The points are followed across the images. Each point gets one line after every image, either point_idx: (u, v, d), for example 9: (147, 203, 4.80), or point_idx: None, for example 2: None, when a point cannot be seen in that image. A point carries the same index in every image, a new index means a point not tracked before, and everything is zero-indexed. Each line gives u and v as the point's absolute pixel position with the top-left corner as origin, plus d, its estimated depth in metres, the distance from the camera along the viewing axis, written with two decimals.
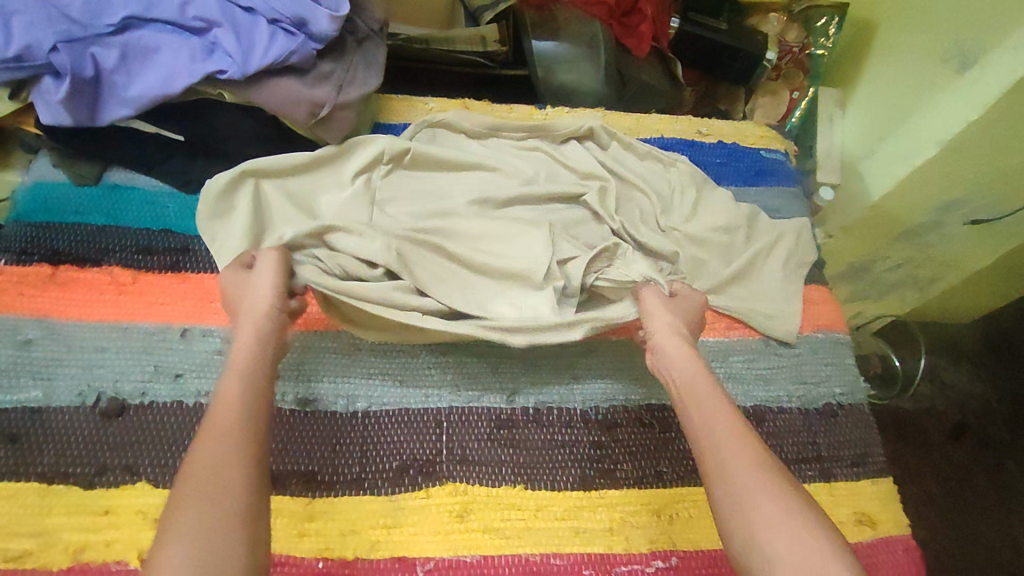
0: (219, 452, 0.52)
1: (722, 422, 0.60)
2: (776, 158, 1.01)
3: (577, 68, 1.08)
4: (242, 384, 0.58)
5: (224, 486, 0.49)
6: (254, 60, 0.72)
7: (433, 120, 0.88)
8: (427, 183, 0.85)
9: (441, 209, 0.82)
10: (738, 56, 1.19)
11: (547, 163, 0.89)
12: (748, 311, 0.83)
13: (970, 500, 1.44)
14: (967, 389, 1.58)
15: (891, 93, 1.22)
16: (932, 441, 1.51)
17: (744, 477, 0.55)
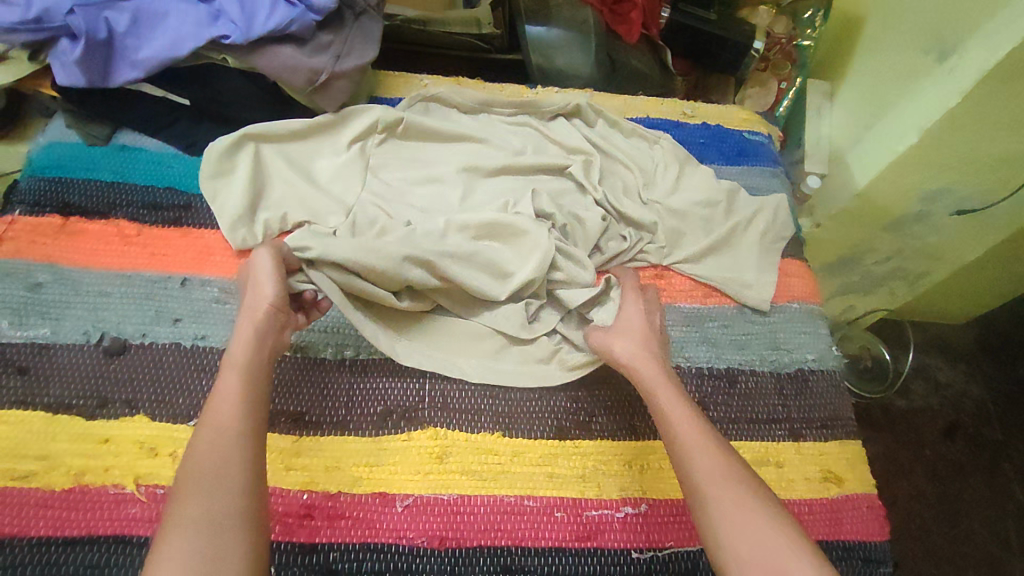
0: (219, 450, 0.54)
1: (687, 433, 0.63)
2: (758, 140, 1.06)
3: (568, 52, 1.13)
4: (241, 378, 0.60)
5: (225, 483, 0.52)
6: (256, 27, 0.77)
7: (428, 94, 0.93)
8: (420, 153, 0.89)
9: (433, 177, 0.86)
10: (726, 46, 1.23)
11: (535, 138, 0.94)
12: (723, 279, 0.87)
13: (953, 490, 1.47)
14: (956, 385, 1.60)
15: (876, 85, 1.26)
16: (924, 438, 1.53)
17: (710, 485, 0.59)
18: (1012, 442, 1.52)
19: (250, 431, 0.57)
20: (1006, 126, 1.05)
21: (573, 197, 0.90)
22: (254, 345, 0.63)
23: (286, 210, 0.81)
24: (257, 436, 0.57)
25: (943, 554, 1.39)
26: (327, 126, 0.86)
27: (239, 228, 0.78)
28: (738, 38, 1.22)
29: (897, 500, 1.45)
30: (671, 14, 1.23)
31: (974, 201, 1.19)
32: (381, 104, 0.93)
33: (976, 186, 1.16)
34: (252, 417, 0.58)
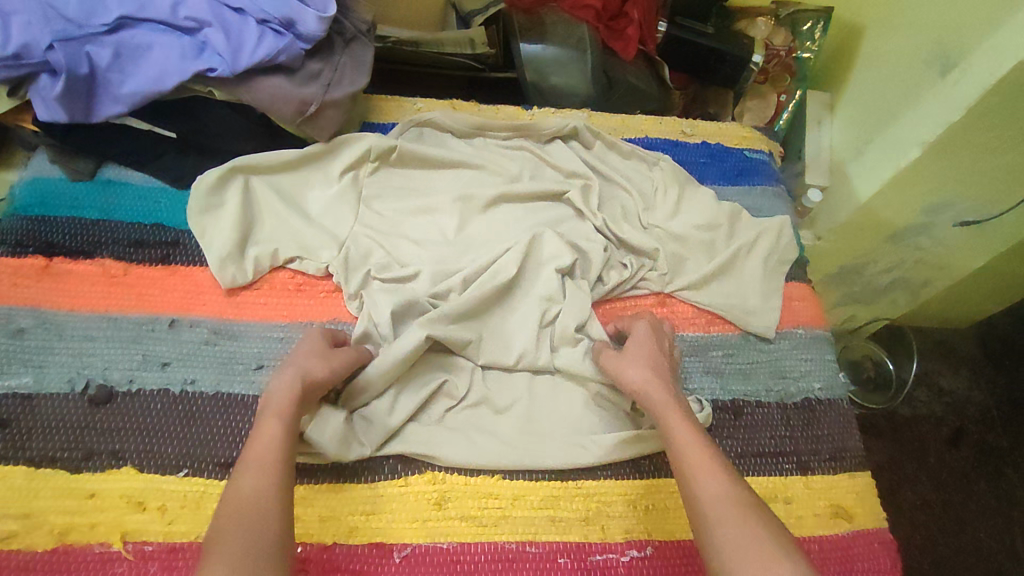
0: (260, 493, 0.53)
1: (694, 453, 0.61)
2: (760, 158, 1.04)
3: (565, 70, 1.11)
4: (282, 424, 0.59)
5: (261, 526, 0.51)
6: (242, 59, 0.75)
7: (420, 119, 0.91)
8: (414, 182, 0.87)
9: (429, 209, 0.84)
10: (724, 59, 1.21)
11: (532, 163, 0.92)
12: (727, 307, 0.85)
13: (961, 503, 1.44)
14: (962, 394, 1.58)
15: (877, 97, 1.24)
16: (930, 448, 1.50)
17: (716, 505, 0.56)
18: (1019, 451, 1.50)
19: (286, 477, 0.56)
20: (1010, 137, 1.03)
21: (571, 224, 0.88)
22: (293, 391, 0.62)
23: (277, 245, 0.78)
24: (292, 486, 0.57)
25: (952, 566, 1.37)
26: (319, 158, 0.85)
27: (229, 266, 0.76)
28: (735, 51, 1.20)
29: (906, 513, 1.43)
30: (667, 28, 1.20)
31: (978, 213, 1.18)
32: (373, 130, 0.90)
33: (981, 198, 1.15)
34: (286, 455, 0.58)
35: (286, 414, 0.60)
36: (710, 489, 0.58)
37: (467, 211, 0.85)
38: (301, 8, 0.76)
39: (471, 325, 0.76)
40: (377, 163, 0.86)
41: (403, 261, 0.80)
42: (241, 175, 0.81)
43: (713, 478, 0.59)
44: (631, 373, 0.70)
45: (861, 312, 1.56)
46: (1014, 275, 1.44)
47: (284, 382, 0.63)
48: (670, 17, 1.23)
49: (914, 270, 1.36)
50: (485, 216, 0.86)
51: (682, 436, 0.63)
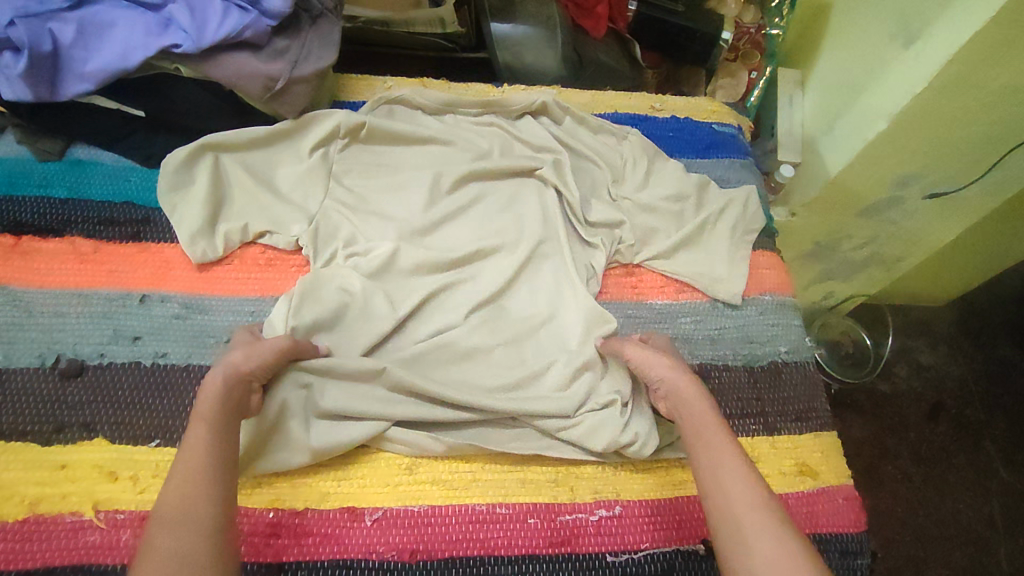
0: (193, 504, 0.50)
1: (727, 460, 0.59)
2: (728, 132, 1.05)
3: (537, 49, 1.12)
4: (210, 429, 0.56)
5: (193, 535, 0.48)
6: (208, 34, 0.75)
7: (391, 95, 0.92)
8: (386, 158, 0.88)
9: (399, 185, 0.85)
10: (694, 37, 1.22)
11: (502, 139, 0.92)
12: (695, 275, 0.86)
13: (938, 473, 1.48)
14: (939, 367, 1.61)
15: (844, 73, 1.26)
16: (909, 421, 1.53)
17: (745, 513, 0.54)
18: (994, 423, 1.54)
19: (221, 481, 0.53)
20: (972, 107, 1.05)
21: (543, 195, 0.88)
22: (219, 394, 0.58)
23: (247, 220, 0.79)
24: (226, 492, 0.53)
25: (929, 533, 1.41)
26: (286, 136, 0.85)
27: (199, 241, 0.76)
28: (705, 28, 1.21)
29: (885, 486, 1.46)
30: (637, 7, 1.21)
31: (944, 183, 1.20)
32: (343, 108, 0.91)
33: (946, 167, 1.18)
34: (226, 467, 0.54)
35: (212, 415, 0.56)
36: (742, 500, 0.55)
37: (437, 189, 0.85)
38: None
39: (444, 308, 0.78)
40: (347, 139, 0.87)
41: (370, 237, 0.80)
42: (210, 152, 0.82)
43: (745, 489, 0.56)
44: (657, 373, 0.69)
45: (837, 288, 1.58)
46: (983, 247, 1.47)
47: (208, 383, 0.59)
48: None
49: (886, 243, 1.39)
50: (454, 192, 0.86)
51: (713, 443, 0.61)
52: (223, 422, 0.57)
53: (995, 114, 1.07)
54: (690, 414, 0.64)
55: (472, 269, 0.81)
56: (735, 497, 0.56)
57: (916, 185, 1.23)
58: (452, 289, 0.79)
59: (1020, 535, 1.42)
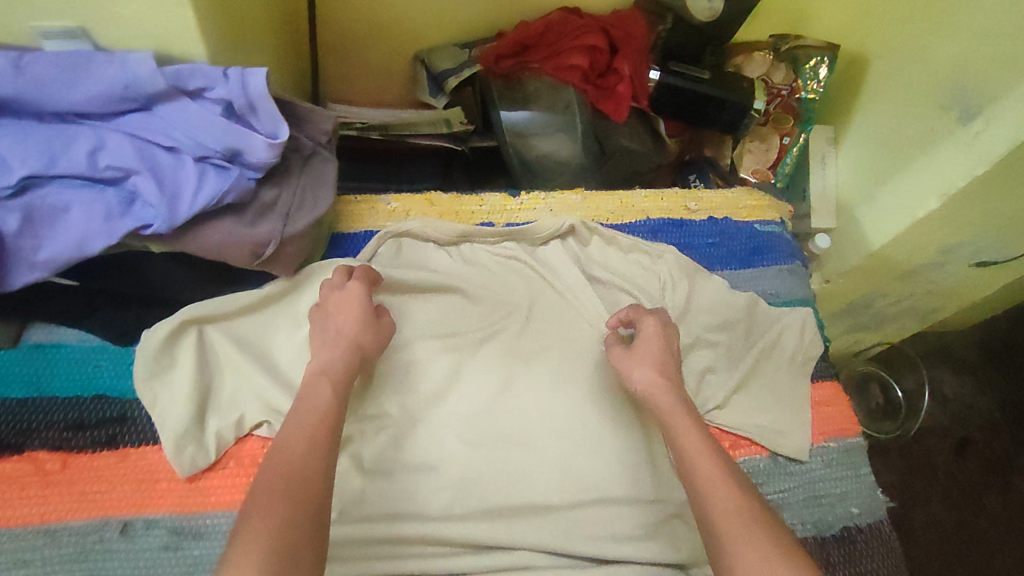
0: (280, 509, 0.50)
1: (705, 465, 0.60)
2: (773, 232, 0.96)
3: (552, 138, 1.00)
4: (334, 398, 0.61)
5: (295, 500, 0.50)
6: (182, 208, 0.63)
7: (400, 229, 0.82)
8: (401, 310, 0.78)
9: (418, 346, 0.76)
10: (723, 106, 1.11)
11: (531, 281, 0.84)
12: (754, 428, 0.78)
13: (975, 522, 1.45)
14: (966, 399, 1.57)
15: (885, 136, 1.16)
16: (937, 462, 1.50)
17: (719, 506, 0.56)
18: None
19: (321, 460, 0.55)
20: None
21: (584, 341, 0.80)
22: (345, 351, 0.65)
23: (241, 410, 0.69)
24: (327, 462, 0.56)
25: None
26: (289, 303, 0.75)
27: (186, 445, 0.66)
28: (736, 98, 1.10)
29: (917, 536, 1.43)
30: (660, 76, 1.09)
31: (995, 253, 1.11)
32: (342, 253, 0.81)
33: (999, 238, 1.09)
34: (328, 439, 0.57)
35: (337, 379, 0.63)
36: (715, 493, 0.57)
37: (467, 347, 0.77)
38: (246, 134, 0.64)
39: (494, 497, 0.69)
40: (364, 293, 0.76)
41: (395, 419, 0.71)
42: (193, 327, 0.71)
43: (719, 483, 0.58)
44: (638, 375, 0.70)
45: (866, 337, 1.51)
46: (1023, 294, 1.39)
47: (337, 349, 0.66)
48: (662, 61, 1.11)
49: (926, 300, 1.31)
50: (479, 354, 0.77)
51: (682, 425, 0.64)
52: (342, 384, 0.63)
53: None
54: (672, 419, 0.65)
55: (510, 455, 0.71)
56: (709, 492, 0.58)
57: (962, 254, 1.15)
58: (480, 512, 0.68)
59: None
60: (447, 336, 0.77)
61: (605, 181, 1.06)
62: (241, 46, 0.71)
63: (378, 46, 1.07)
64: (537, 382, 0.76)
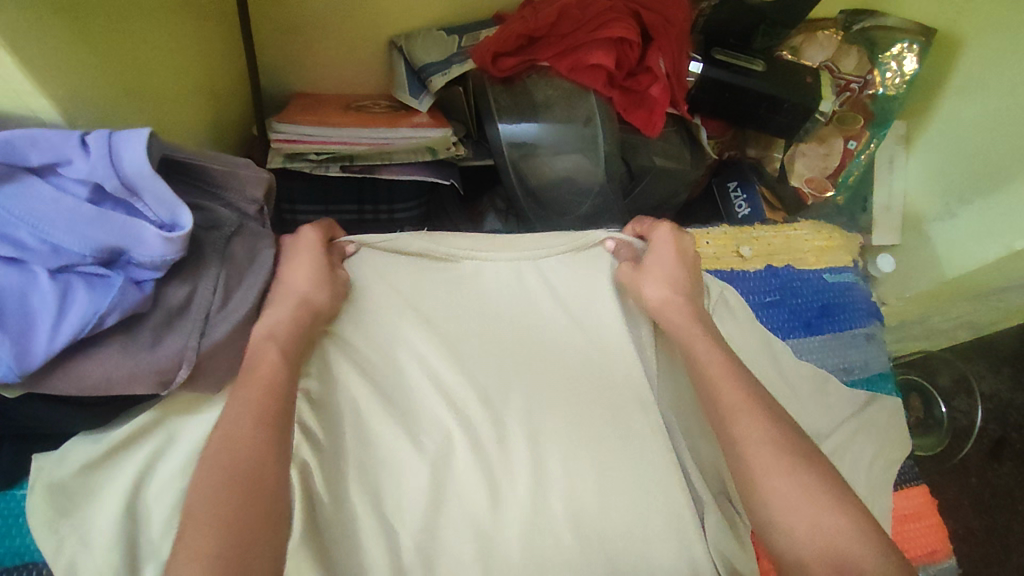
0: (225, 503, 0.40)
1: (733, 397, 0.52)
2: (846, 283, 0.75)
3: (565, 157, 0.78)
4: (281, 365, 0.49)
5: (252, 467, 0.42)
6: (38, 344, 0.41)
7: (398, 248, 0.68)
8: (380, 386, 0.60)
9: (401, 449, 0.57)
10: (780, 107, 0.89)
11: (549, 341, 0.65)
12: None
13: (1015, 531, 1.36)
14: (1003, 397, 1.49)
15: (981, 142, 0.94)
16: (971, 466, 1.41)
17: (755, 458, 0.49)
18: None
19: (270, 410, 0.46)
20: None
21: (612, 411, 0.62)
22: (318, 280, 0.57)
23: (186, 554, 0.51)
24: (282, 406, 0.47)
25: None
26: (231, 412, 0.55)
27: None
28: (797, 98, 0.87)
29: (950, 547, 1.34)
30: (703, 69, 0.86)
31: None
32: None
33: None
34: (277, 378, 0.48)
35: (289, 353, 0.51)
36: (747, 435, 0.50)
37: (456, 446, 0.58)
38: (130, 224, 0.43)
39: None
40: (345, 348, 0.60)
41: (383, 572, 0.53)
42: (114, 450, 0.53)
43: (753, 424, 0.50)
44: (651, 294, 0.64)
45: (909, 343, 1.35)
46: None
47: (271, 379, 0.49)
48: (703, 49, 0.89)
49: (989, 306, 1.15)
50: (480, 448, 0.58)
51: (701, 356, 0.57)
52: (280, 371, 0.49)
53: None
54: (692, 345, 0.58)
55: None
56: (742, 435, 0.50)
57: None
58: None
59: None
60: (436, 427, 0.59)
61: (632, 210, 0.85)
62: (126, 80, 0.50)
63: (342, 28, 0.85)
64: (559, 483, 0.58)
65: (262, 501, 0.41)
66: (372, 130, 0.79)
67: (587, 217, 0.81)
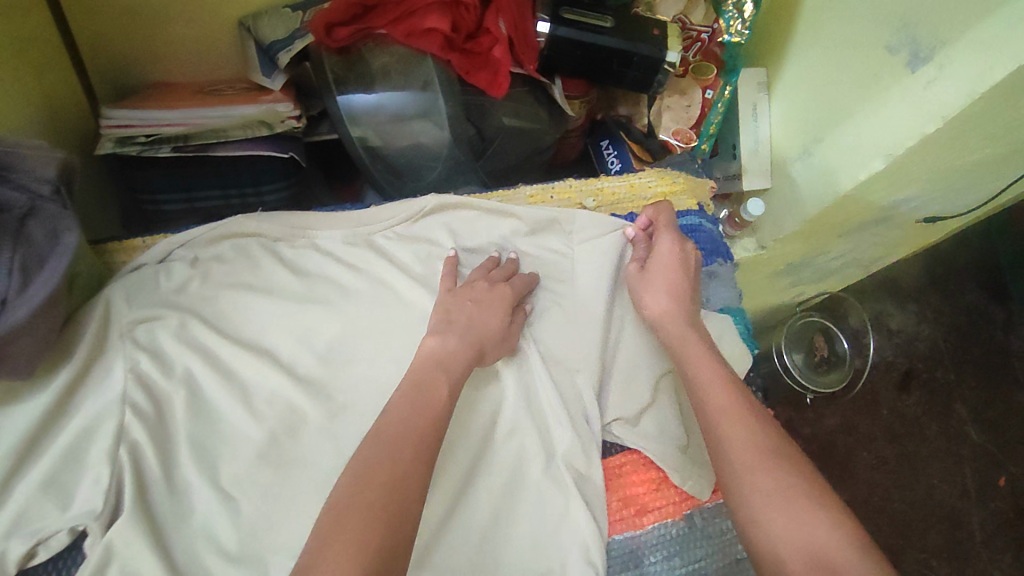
0: (373, 529, 0.43)
1: (728, 408, 0.55)
2: (689, 224, 0.78)
3: (410, 128, 0.79)
4: (443, 408, 0.54)
5: (401, 492, 0.46)
6: None
7: (233, 230, 0.67)
8: (215, 361, 0.61)
9: (240, 417, 0.59)
10: (630, 61, 0.91)
11: (383, 306, 0.66)
12: (663, 486, 0.63)
13: (922, 453, 1.42)
14: (910, 331, 1.54)
15: (824, 82, 0.97)
16: (881, 398, 1.47)
17: (742, 460, 0.51)
18: (965, 381, 1.48)
19: (428, 448, 0.50)
20: (989, 135, 0.83)
21: None
22: (490, 306, 0.63)
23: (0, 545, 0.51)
24: (434, 440, 0.51)
25: (909, 522, 1.37)
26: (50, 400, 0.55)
27: None
28: (646, 51, 0.89)
29: (859, 475, 1.41)
30: (550, 28, 0.87)
31: (934, 192, 1.00)
32: (125, 290, 0.61)
33: (939, 185, 0.98)
34: (428, 417, 0.52)
35: (418, 395, 0.54)
36: (734, 440, 0.53)
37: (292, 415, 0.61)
38: None
39: None
40: (177, 322, 0.61)
41: (222, 543, 0.55)
42: None
43: (738, 427, 0.53)
44: (650, 304, 0.66)
45: (809, 287, 1.40)
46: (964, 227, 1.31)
47: (422, 410, 0.53)
48: (552, 9, 0.89)
49: (866, 245, 1.21)
50: (322, 413, 0.61)
51: (696, 364, 0.60)
52: (434, 424, 0.52)
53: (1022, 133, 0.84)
54: (686, 351, 0.61)
55: None
56: (728, 439, 0.53)
57: (906, 206, 1.04)
58: None
59: (992, 499, 1.39)
60: (271, 403, 0.61)
61: (489, 171, 0.87)
62: None
63: (179, 6, 0.82)
64: None
65: (401, 520, 0.45)
66: (204, 108, 0.79)
67: (439, 181, 0.84)
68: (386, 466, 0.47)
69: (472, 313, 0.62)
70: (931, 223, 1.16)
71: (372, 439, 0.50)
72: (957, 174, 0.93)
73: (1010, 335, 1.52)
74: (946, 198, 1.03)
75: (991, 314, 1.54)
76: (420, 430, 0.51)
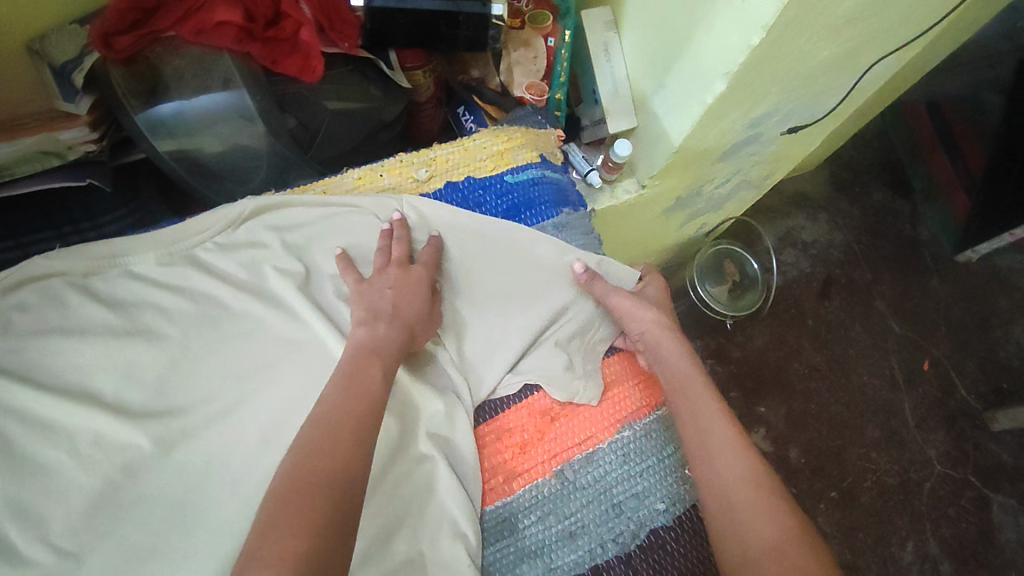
0: (314, 513, 0.44)
1: (720, 436, 0.59)
2: (528, 178, 0.77)
3: (215, 130, 0.75)
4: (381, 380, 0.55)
5: (337, 470, 0.47)
6: None
7: (33, 273, 0.63)
8: (28, 414, 0.56)
9: (63, 465, 0.55)
10: (457, 20, 0.81)
11: (208, 322, 0.63)
12: (520, 445, 0.64)
13: (850, 353, 1.44)
14: (824, 239, 1.54)
15: (661, 11, 0.94)
16: (805, 308, 1.47)
17: (735, 488, 0.56)
18: (880, 278, 1.50)
19: (363, 422, 0.51)
20: (818, 34, 0.80)
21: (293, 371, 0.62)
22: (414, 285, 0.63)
23: None
24: (371, 412, 0.52)
25: (845, 422, 1.38)
26: None
27: None
28: (471, 7, 0.80)
29: (794, 389, 1.41)
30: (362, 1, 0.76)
31: (792, 99, 0.98)
32: None
33: (794, 93, 0.96)
34: (367, 390, 0.53)
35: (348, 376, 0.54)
36: (727, 467, 0.57)
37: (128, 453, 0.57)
38: None
39: None
40: None
41: None
42: None
43: (733, 456, 0.58)
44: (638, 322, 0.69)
45: (712, 217, 1.40)
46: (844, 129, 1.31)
47: (361, 384, 0.53)
48: None
49: (750, 166, 1.21)
50: (156, 444, 0.57)
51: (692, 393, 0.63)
52: (371, 396, 0.53)
53: (852, 30, 0.83)
54: (679, 379, 0.65)
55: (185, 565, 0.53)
56: (721, 465, 0.58)
57: (771, 118, 1.02)
58: None
59: (919, 384, 1.41)
60: (99, 446, 0.56)
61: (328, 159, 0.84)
62: None
63: None
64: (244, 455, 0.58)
65: (342, 493, 0.46)
66: None
67: (271, 180, 0.81)
68: (325, 449, 0.48)
69: (396, 297, 0.61)
70: (808, 130, 1.15)
71: (309, 427, 0.50)
72: (803, 78, 0.91)
73: (917, 227, 1.55)
74: (802, 105, 1.02)
75: (897, 209, 1.56)
76: (355, 405, 0.52)
